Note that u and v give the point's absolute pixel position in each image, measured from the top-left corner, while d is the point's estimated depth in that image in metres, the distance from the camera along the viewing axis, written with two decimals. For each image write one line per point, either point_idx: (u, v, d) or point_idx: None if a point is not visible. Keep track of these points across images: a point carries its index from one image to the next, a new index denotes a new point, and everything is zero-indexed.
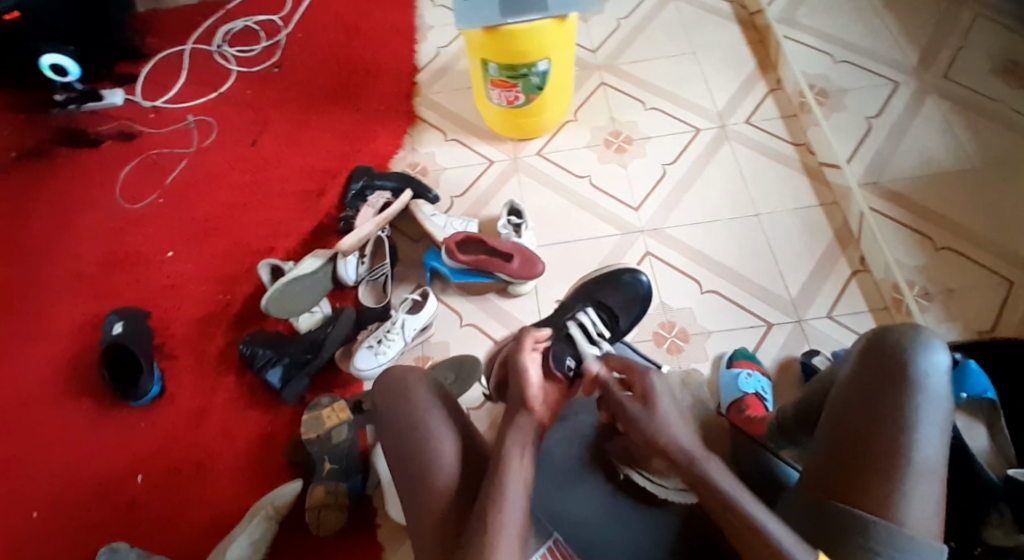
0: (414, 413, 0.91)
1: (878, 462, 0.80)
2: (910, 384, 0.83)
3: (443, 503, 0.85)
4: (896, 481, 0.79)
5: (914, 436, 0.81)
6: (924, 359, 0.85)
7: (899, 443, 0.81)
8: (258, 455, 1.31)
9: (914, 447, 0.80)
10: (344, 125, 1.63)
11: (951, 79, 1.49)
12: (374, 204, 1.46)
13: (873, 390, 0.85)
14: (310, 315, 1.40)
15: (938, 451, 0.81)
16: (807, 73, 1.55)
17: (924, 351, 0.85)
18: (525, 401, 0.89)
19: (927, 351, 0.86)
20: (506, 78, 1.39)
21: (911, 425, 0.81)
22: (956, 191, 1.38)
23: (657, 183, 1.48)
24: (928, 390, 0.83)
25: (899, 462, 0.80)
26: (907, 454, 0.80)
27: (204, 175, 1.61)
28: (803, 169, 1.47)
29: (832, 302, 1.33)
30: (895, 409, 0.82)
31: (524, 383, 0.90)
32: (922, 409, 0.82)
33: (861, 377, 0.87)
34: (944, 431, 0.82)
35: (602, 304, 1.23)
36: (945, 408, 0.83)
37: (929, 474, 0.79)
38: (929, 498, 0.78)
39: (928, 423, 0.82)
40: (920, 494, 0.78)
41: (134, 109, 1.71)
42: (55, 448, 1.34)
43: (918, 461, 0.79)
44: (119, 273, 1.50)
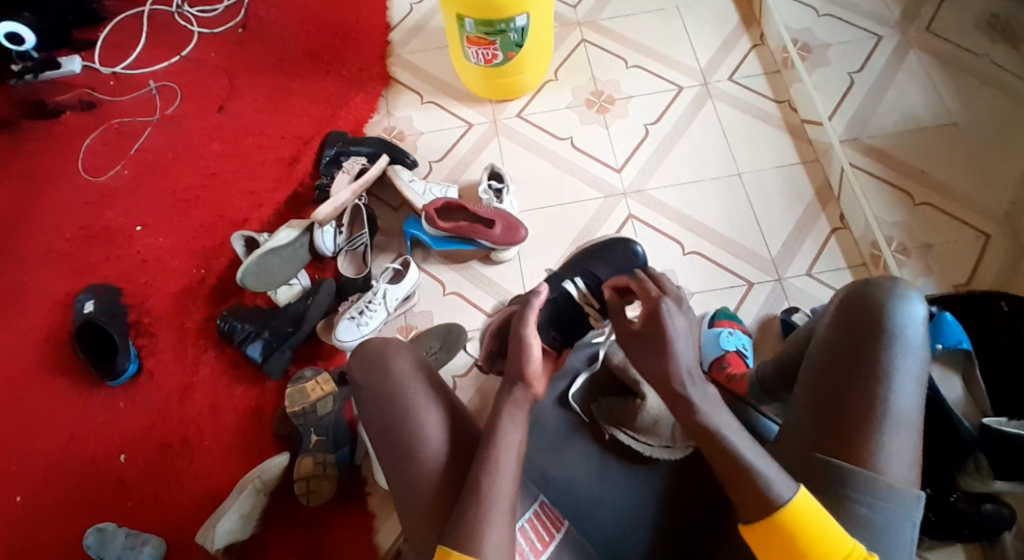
0: (399, 386, 0.90)
1: (855, 413, 0.81)
2: (887, 336, 0.84)
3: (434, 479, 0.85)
4: (874, 432, 0.80)
5: (891, 386, 0.82)
6: (901, 311, 0.86)
7: (875, 394, 0.81)
8: (242, 431, 1.29)
9: (891, 398, 0.81)
10: (316, 88, 1.57)
11: (934, 33, 1.47)
12: (349, 170, 1.41)
13: (851, 342, 0.86)
14: (290, 287, 1.37)
15: (914, 401, 0.82)
16: (791, 27, 1.51)
17: (900, 302, 0.87)
18: (527, 376, 0.85)
19: (903, 304, 0.87)
20: (484, 35, 1.34)
21: (888, 377, 0.82)
22: (936, 145, 1.38)
23: (640, 143, 1.46)
24: (905, 341, 0.84)
25: (876, 412, 0.81)
26: (884, 404, 0.81)
27: (171, 145, 1.55)
28: (786, 127, 1.46)
29: (813, 260, 1.33)
30: (873, 361, 0.83)
31: (525, 357, 0.86)
32: (899, 360, 0.83)
33: (840, 331, 0.88)
34: (920, 381, 0.83)
35: (591, 273, 1.20)
36: (921, 359, 0.84)
37: (906, 424, 0.80)
38: (905, 447, 0.80)
39: (904, 374, 0.83)
40: (897, 443, 0.79)
41: (92, 75, 1.63)
42: (34, 431, 1.31)
43: (895, 411, 0.80)
44: (88, 249, 1.45)
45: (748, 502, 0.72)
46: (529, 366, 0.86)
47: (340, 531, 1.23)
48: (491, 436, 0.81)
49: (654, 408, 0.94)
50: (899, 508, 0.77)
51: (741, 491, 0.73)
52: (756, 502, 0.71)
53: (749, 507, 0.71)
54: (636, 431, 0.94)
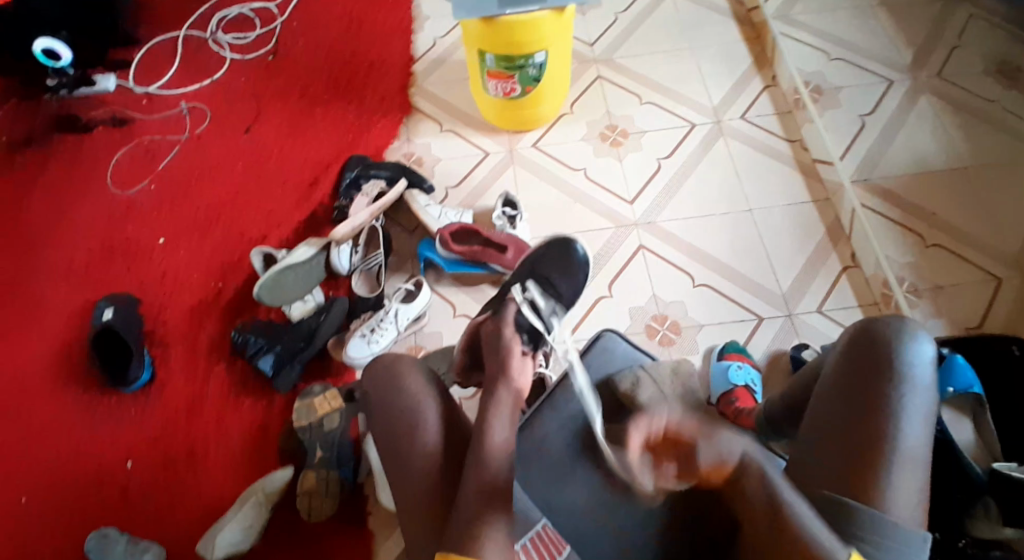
0: (406, 398, 0.91)
1: (862, 450, 0.81)
2: (895, 374, 0.84)
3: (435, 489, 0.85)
4: (880, 469, 0.80)
5: (899, 424, 0.82)
6: (910, 349, 0.86)
7: (884, 431, 0.81)
8: (249, 443, 1.30)
9: (898, 437, 0.81)
10: (340, 114, 1.63)
11: (945, 78, 1.50)
12: (368, 193, 1.46)
13: (859, 380, 0.86)
14: (304, 303, 1.40)
15: (921, 440, 0.82)
16: (803, 69, 1.56)
17: (909, 342, 0.87)
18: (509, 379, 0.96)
19: (912, 343, 0.87)
20: (503, 69, 1.39)
21: (896, 415, 0.82)
22: (946, 189, 1.39)
23: (652, 177, 1.48)
24: (914, 379, 0.84)
25: (883, 450, 0.81)
26: (891, 441, 0.81)
27: (197, 163, 1.60)
28: (796, 166, 1.48)
29: (823, 297, 1.34)
30: (882, 399, 0.83)
31: (507, 365, 0.97)
32: (907, 399, 0.83)
33: (849, 368, 0.88)
34: (928, 420, 0.83)
35: (543, 278, 1.18)
36: (929, 398, 0.84)
37: (912, 463, 0.80)
38: (912, 486, 0.80)
39: (913, 412, 0.83)
40: (903, 483, 0.79)
41: (127, 96, 1.70)
42: (46, 434, 1.33)
43: (902, 450, 0.80)
44: (111, 260, 1.50)
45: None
46: (512, 372, 0.97)
47: (340, 548, 1.22)
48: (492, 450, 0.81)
49: None
50: (907, 548, 0.76)
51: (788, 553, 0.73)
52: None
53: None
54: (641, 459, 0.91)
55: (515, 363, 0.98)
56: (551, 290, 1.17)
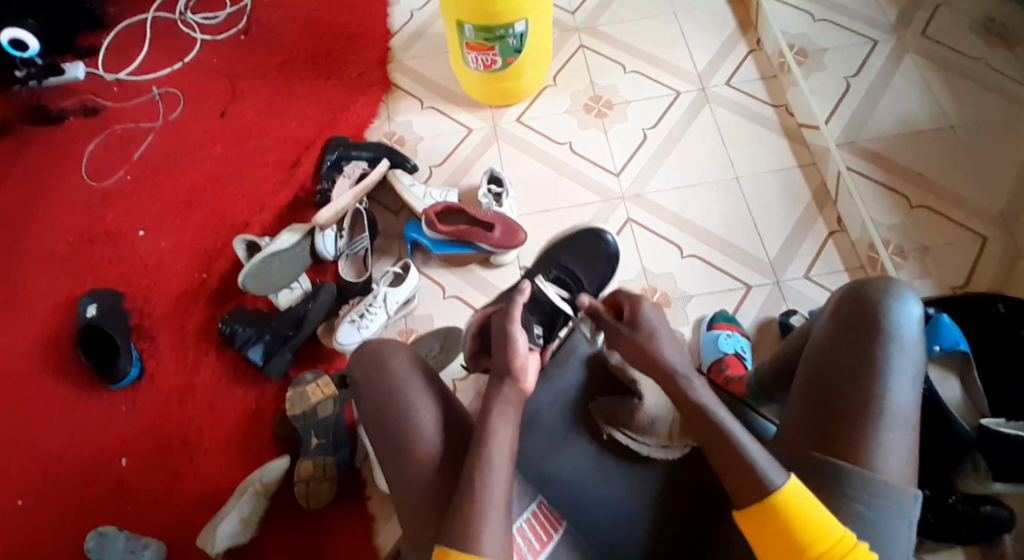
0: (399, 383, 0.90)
1: (852, 410, 0.82)
2: (883, 335, 0.85)
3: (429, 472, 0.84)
4: (870, 430, 0.80)
5: (888, 385, 0.82)
6: (896, 309, 0.87)
7: (872, 392, 0.82)
8: (243, 433, 1.30)
9: (886, 397, 0.82)
10: (317, 93, 1.59)
11: (930, 38, 1.48)
12: (350, 174, 1.42)
13: (846, 341, 0.86)
14: (290, 291, 1.39)
15: (910, 400, 0.82)
16: (788, 32, 1.52)
17: (895, 302, 0.87)
18: (513, 369, 0.86)
19: (898, 304, 0.87)
20: (483, 41, 1.36)
21: (884, 375, 0.82)
22: (931, 149, 1.38)
23: (638, 147, 1.47)
24: (901, 339, 0.85)
25: (873, 411, 0.81)
26: (881, 402, 0.81)
27: (173, 150, 1.56)
28: (782, 130, 1.47)
29: (810, 262, 1.34)
30: (870, 360, 0.84)
31: (510, 350, 0.87)
32: (894, 359, 0.84)
33: (836, 330, 0.88)
34: (916, 380, 0.84)
35: (567, 269, 1.25)
36: (916, 358, 0.84)
37: (902, 422, 0.81)
38: (902, 446, 0.80)
39: (901, 372, 0.83)
40: (893, 443, 0.80)
41: (96, 81, 1.65)
42: (36, 432, 1.32)
43: (891, 410, 0.81)
44: (91, 253, 1.47)
45: (743, 489, 0.71)
46: (514, 360, 0.87)
47: (340, 532, 1.23)
48: (488, 436, 0.81)
49: (652, 407, 0.94)
50: (894, 506, 0.77)
51: (730, 475, 0.73)
52: (748, 484, 0.71)
53: (738, 492, 0.71)
54: (634, 432, 0.93)
55: (519, 348, 0.87)
56: (573, 279, 1.24)
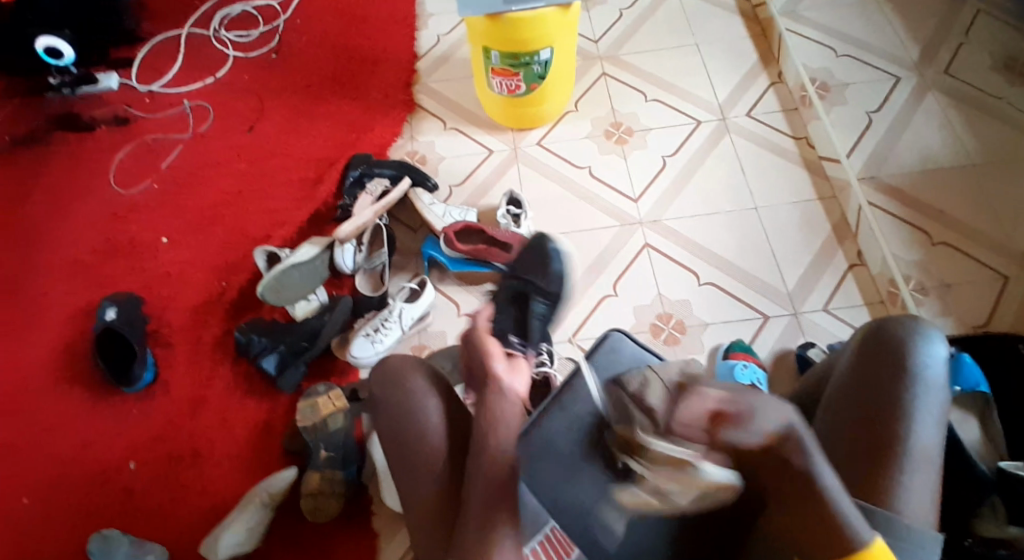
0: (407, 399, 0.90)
1: (873, 448, 0.80)
2: (908, 374, 0.84)
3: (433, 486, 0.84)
4: (891, 470, 0.79)
5: (911, 425, 0.81)
6: (922, 349, 0.85)
7: (896, 433, 0.80)
8: (253, 444, 1.30)
9: (910, 437, 0.80)
10: (342, 112, 1.62)
11: (952, 75, 1.49)
12: (372, 191, 1.45)
13: (870, 378, 0.85)
14: (307, 303, 1.39)
15: (934, 440, 0.81)
16: (809, 65, 1.55)
17: (921, 340, 0.86)
18: (490, 376, 0.89)
19: (925, 343, 0.86)
20: (509, 66, 1.38)
21: (908, 416, 0.81)
22: (953, 186, 1.38)
23: (658, 174, 1.47)
24: (927, 380, 0.84)
25: (895, 451, 0.80)
26: (904, 443, 0.80)
27: (200, 162, 1.59)
28: (802, 162, 1.47)
29: (829, 295, 1.33)
30: (894, 399, 0.82)
31: (488, 362, 0.90)
32: (919, 398, 0.82)
33: (860, 367, 0.87)
34: (941, 421, 0.82)
35: (534, 287, 1.27)
36: (942, 397, 0.83)
37: (925, 463, 0.79)
38: (925, 485, 0.78)
39: (926, 413, 0.82)
40: (916, 484, 0.78)
41: (129, 93, 1.70)
42: (49, 434, 1.33)
43: (914, 450, 0.79)
44: (114, 260, 1.49)
45: (826, 543, 0.66)
46: (494, 370, 0.90)
47: (345, 547, 1.22)
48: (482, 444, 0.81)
49: None
50: (921, 550, 0.74)
51: (810, 527, 0.68)
52: (828, 538, 0.66)
53: (815, 545, 0.67)
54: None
55: (496, 359, 0.90)
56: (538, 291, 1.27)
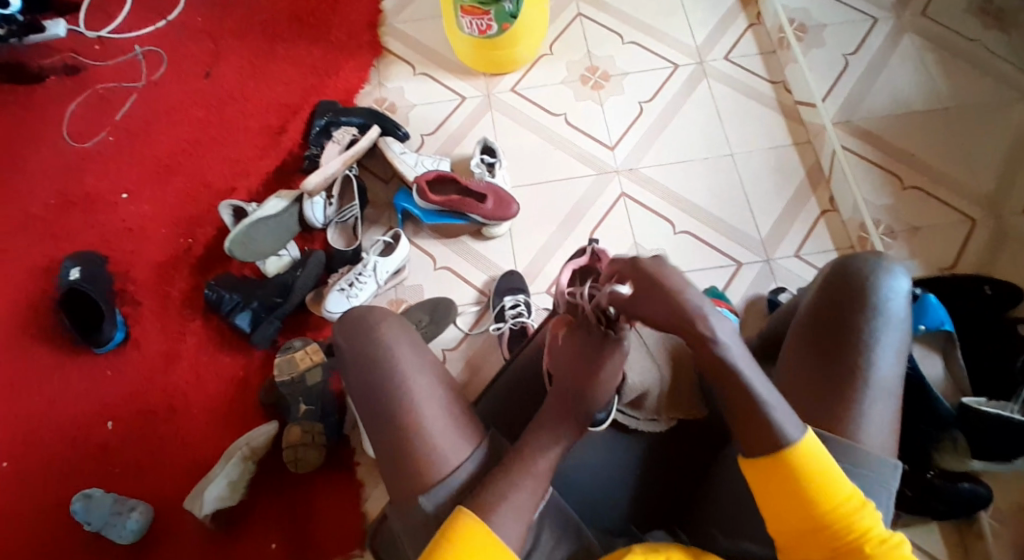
0: (385, 351, 0.88)
1: (833, 380, 0.83)
2: (871, 309, 0.85)
3: (417, 442, 0.82)
4: (853, 403, 0.82)
5: (872, 358, 0.83)
6: (885, 284, 0.87)
7: (857, 367, 0.83)
8: (229, 399, 1.30)
9: (872, 370, 0.83)
10: (306, 55, 1.55)
11: (928, 17, 1.48)
12: (340, 140, 1.40)
13: (832, 314, 0.87)
14: (278, 259, 1.37)
15: (893, 372, 0.84)
16: (788, 6, 1.51)
17: (884, 275, 0.87)
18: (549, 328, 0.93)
19: (887, 278, 0.87)
20: (478, 5, 1.33)
21: (869, 349, 0.83)
22: (925, 128, 1.38)
23: (634, 122, 1.45)
24: (888, 313, 0.85)
25: (858, 383, 0.82)
26: (865, 375, 0.82)
27: (157, 111, 1.52)
28: (778, 108, 1.45)
29: (801, 241, 1.35)
30: (856, 332, 0.84)
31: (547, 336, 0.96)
32: (881, 332, 0.84)
33: (825, 303, 0.88)
34: (900, 351, 0.85)
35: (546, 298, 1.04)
36: (902, 331, 0.85)
37: (885, 394, 0.82)
38: (883, 416, 0.82)
39: (887, 346, 0.84)
40: (875, 413, 0.82)
41: (75, 38, 1.59)
42: (20, 398, 1.30)
43: (875, 382, 0.82)
44: (72, 217, 1.43)
45: (757, 440, 0.72)
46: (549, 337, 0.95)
47: (330, 501, 1.23)
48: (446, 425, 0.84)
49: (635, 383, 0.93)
50: (880, 476, 0.79)
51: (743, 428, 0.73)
52: (762, 437, 0.71)
53: (754, 443, 0.72)
54: (624, 408, 0.94)
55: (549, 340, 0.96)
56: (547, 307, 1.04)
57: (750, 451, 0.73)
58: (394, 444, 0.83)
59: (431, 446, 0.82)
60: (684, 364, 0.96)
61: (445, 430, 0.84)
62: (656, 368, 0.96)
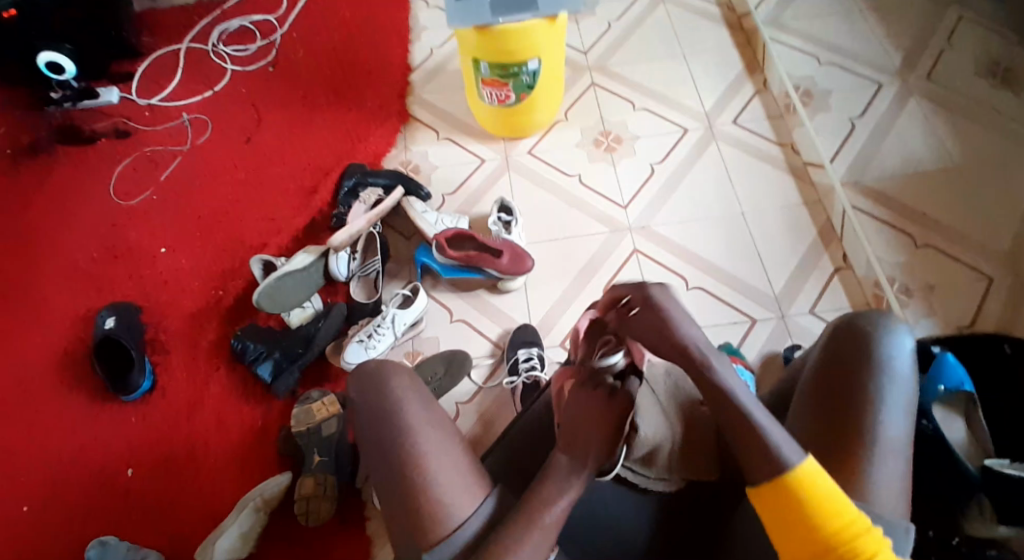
0: (393, 403, 0.89)
1: (841, 440, 0.81)
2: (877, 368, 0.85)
3: (417, 475, 0.83)
4: (862, 462, 0.79)
5: (880, 416, 0.82)
6: (890, 343, 0.86)
7: (865, 425, 0.81)
8: (247, 449, 1.32)
9: (879, 428, 0.81)
10: (338, 122, 1.65)
11: (934, 81, 1.52)
12: (366, 201, 1.47)
13: (839, 372, 0.86)
14: (302, 310, 1.41)
15: (903, 429, 0.82)
16: (792, 74, 1.58)
17: (889, 334, 0.87)
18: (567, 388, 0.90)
19: (892, 336, 0.87)
20: (497, 77, 1.41)
21: (877, 407, 0.82)
22: (936, 188, 1.40)
23: (646, 181, 1.50)
24: (895, 372, 0.85)
25: (867, 442, 0.80)
26: (873, 434, 0.80)
27: (199, 173, 1.62)
28: (788, 169, 1.49)
29: (815, 298, 1.35)
30: (863, 391, 0.83)
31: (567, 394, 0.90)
32: (888, 390, 0.83)
33: (831, 361, 0.87)
34: (908, 410, 0.83)
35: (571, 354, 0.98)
36: (910, 391, 0.84)
37: (895, 454, 0.80)
38: (894, 476, 0.79)
39: (894, 404, 0.83)
40: (884, 474, 0.79)
41: (129, 107, 1.73)
42: (48, 441, 1.34)
43: (884, 441, 0.80)
44: (112, 269, 1.52)
45: (759, 467, 0.68)
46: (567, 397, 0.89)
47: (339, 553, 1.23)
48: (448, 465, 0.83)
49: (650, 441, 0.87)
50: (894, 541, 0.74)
51: (746, 453, 0.69)
52: (763, 462, 0.68)
53: (754, 467, 0.68)
54: (634, 465, 0.88)
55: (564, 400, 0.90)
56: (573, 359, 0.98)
57: (753, 478, 0.68)
58: (395, 475, 0.84)
59: (432, 479, 0.83)
60: (702, 423, 0.90)
61: (451, 475, 0.83)
62: (669, 424, 0.88)
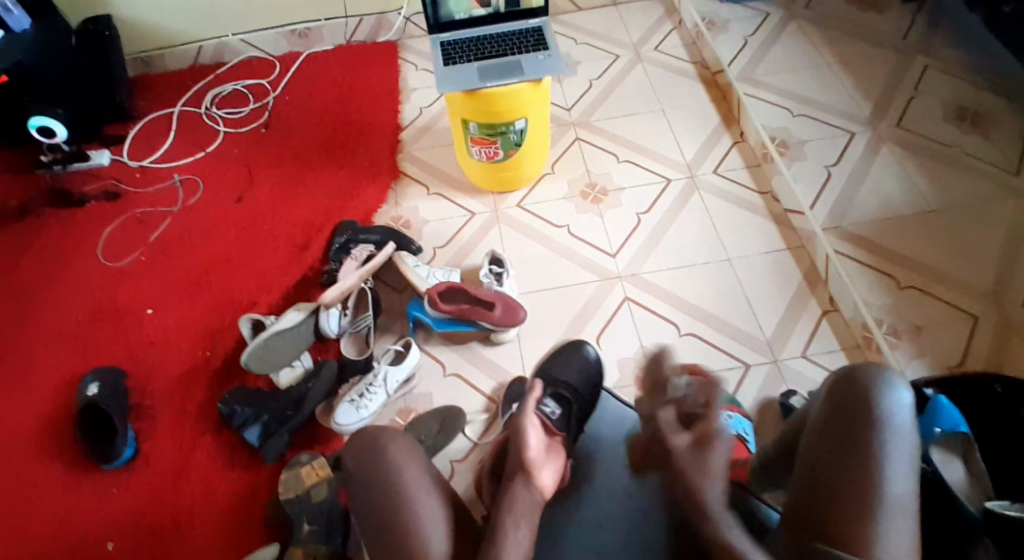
0: (394, 468, 0.86)
1: (847, 498, 0.80)
2: (877, 424, 0.82)
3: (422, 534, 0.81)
4: (870, 520, 0.78)
5: (883, 474, 0.80)
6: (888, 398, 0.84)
7: (869, 483, 0.80)
8: (231, 517, 1.27)
9: (883, 485, 0.79)
10: (329, 180, 1.67)
11: (904, 128, 1.59)
12: (357, 257, 1.47)
13: (839, 429, 0.84)
14: (292, 369, 1.40)
15: (909, 485, 0.80)
16: (769, 125, 1.64)
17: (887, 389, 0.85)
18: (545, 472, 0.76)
19: (891, 390, 0.84)
20: (486, 135, 1.45)
21: (879, 464, 0.80)
22: (913, 232, 1.45)
23: (633, 231, 1.53)
24: (894, 427, 0.82)
25: (872, 499, 0.79)
26: (878, 491, 0.79)
27: (188, 233, 1.62)
28: (770, 215, 1.53)
29: (807, 342, 1.36)
30: (864, 448, 0.82)
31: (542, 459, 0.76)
32: (890, 447, 0.81)
33: (831, 418, 0.86)
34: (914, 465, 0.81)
35: None
36: (912, 445, 0.82)
37: (903, 511, 0.78)
38: (904, 535, 0.78)
39: (898, 459, 0.81)
40: (893, 533, 0.77)
41: (120, 169, 1.74)
42: (26, 513, 1.29)
43: (889, 499, 0.79)
44: (99, 331, 1.49)
45: None
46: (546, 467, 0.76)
47: None
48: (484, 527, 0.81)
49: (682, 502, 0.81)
50: None
51: None
52: None
53: None
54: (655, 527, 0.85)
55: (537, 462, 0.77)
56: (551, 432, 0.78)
57: None
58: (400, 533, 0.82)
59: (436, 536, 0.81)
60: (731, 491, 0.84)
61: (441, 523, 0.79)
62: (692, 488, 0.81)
